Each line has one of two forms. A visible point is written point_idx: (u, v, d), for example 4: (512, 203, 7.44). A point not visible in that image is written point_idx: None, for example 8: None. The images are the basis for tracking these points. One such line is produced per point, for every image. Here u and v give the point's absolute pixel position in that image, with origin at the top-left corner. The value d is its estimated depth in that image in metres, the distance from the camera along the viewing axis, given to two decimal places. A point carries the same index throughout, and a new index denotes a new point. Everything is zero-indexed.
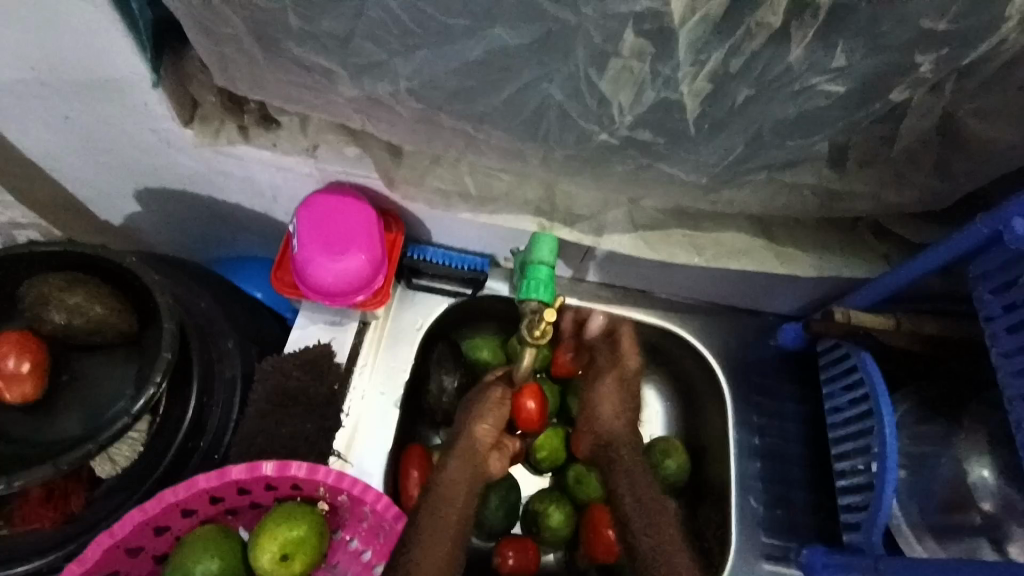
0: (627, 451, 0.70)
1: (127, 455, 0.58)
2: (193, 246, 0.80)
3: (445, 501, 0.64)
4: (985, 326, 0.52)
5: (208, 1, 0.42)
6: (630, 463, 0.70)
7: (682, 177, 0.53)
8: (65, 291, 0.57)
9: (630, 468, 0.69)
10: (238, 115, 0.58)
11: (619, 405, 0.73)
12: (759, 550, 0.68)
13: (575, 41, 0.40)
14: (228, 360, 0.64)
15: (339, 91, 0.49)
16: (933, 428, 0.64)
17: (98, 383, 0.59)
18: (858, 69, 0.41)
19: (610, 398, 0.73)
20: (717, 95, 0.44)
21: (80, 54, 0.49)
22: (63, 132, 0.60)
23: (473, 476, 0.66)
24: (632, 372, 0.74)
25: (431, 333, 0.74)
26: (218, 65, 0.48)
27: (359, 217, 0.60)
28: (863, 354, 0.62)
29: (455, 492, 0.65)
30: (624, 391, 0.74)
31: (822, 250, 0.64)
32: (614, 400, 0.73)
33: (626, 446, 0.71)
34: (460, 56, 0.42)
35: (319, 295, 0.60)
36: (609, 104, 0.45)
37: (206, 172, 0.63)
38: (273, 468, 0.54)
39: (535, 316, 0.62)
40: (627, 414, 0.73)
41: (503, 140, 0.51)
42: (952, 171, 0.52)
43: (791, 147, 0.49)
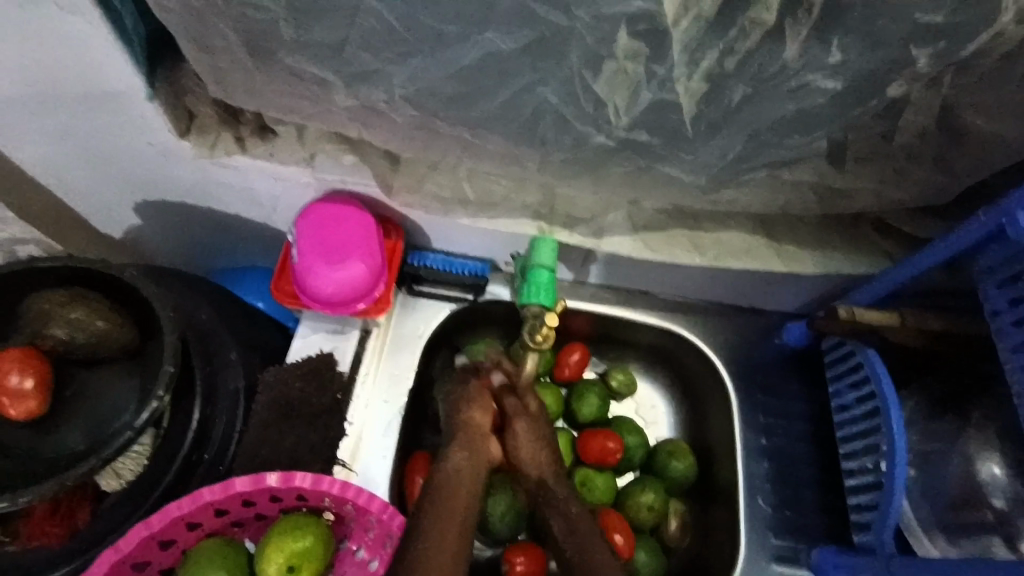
0: (552, 485, 0.64)
1: (132, 468, 0.60)
2: (193, 258, 0.80)
3: (450, 506, 0.56)
4: (992, 322, 0.51)
5: (202, 14, 0.42)
6: (563, 501, 0.63)
7: (680, 179, 0.53)
8: (66, 306, 0.58)
9: (559, 508, 0.62)
10: (236, 126, 0.58)
11: (535, 442, 0.65)
12: (769, 552, 0.68)
13: (569, 44, 0.40)
14: (230, 371, 0.64)
15: (335, 100, 0.49)
16: (942, 425, 0.63)
17: (99, 397, 0.59)
18: (855, 65, 0.41)
19: (524, 438, 0.65)
20: (714, 95, 0.43)
21: (75, 70, 0.50)
22: (62, 148, 0.60)
23: (477, 462, 0.61)
24: (538, 411, 0.67)
25: (433, 340, 0.74)
26: (213, 77, 0.48)
27: (358, 226, 0.60)
28: (869, 351, 0.61)
29: (460, 480, 0.59)
30: (541, 427, 0.66)
31: (824, 248, 0.63)
32: (530, 439, 0.65)
33: (551, 486, 0.64)
34: (455, 63, 0.42)
35: (320, 304, 0.60)
36: (605, 106, 0.45)
37: (204, 183, 0.63)
38: (277, 479, 0.54)
39: (537, 320, 0.62)
40: (546, 452, 0.65)
41: (499, 146, 0.51)
42: (955, 166, 0.51)
43: (790, 145, 0.48)
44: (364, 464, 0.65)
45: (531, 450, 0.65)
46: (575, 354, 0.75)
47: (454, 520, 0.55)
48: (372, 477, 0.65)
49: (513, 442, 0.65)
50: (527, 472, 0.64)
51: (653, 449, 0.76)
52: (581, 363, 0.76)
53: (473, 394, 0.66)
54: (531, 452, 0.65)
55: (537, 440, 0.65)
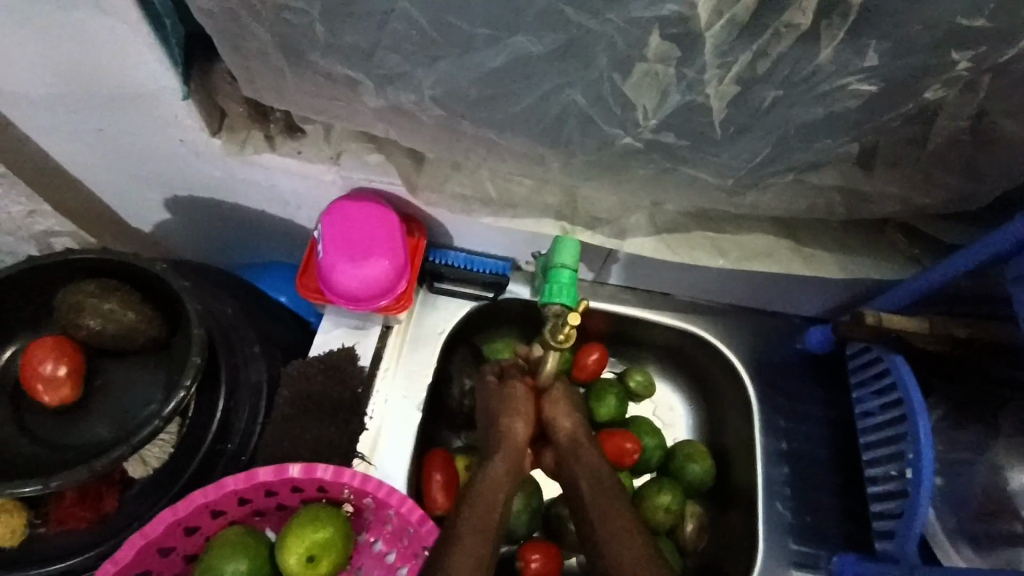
0: (587, 446, 0.66)
1: (157, 455, 0.62)
2: (217, 252, 0.81)
3: (485, 510, 0.59)
4: (1022, 329, 0.49)
5: (237, 16, 0.43)
6: (596, 462, 0.64)
7: (704, 181, 0.52)
8: (100, 298, 0.59)
9: (592, 467, 0.64)
10: (264, 125, 0.59)
11: (569, 406, 0.69)
12: (788, 558, 0.67)
13: (599, 47, 0.40)
14: (254, 365, 0.65)
15: (363, 101, 0.49)
16: (969, 436, 0.62)
17: (128, 388, 0.61)
18: (890, 70, 0.40)
19: (560, 404, 0.69)
20: (743, 98, 0.43)
21: (112, 69, 0.51)
22: (98, 144, 0.62)
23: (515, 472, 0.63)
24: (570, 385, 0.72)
25: (452, 337, 0.74)
26: (247, 77, 0.49)
27: (382, 223, 0.61)
28: (896, 357, 0.61)
29: (496, 489, 0.61)
30: (574, 397, 0.70)
31: (851, 252, 0.62)
32: (565, 406, 0.69)
33: (584, 446, 0.66)
34: (483, 65, 0.43)
35: (344, 300, 0.61)
36: (632, 109, 0.44)
37: (232, 180, 0.65)
38: (300, 470, 0.55)
39: (558, 320, 0.61)
40: (579, 417, 0.69)
41: (525, 146, 0.51)
42: (988, 172, 0.50)
43: (819, 149, 0.48)
44: (382, 458, 0.66)
45: (565, 414, 0.68)
46: (593, 354, 0.75)
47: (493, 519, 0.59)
48: (390, 471, 0.66)
49: (549, 406, 0.69)
50: (562, 433, 0.67)
51: (670, 451, 0.76)
52: (599, 364, 0.75)
53: (514, 401, 0.67)
54: (565, 414, 0.68)
55: (573, 408, 0.69)
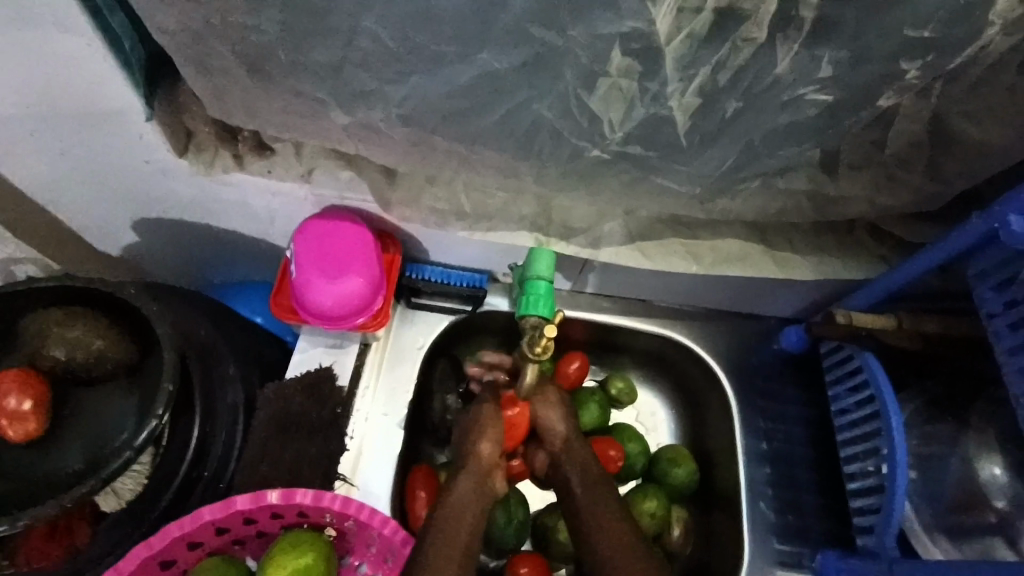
0: (577, 447, 0.66)
1: (131, 488, 0.59)
2: (189, 273, 0.80)
3: (456, 524, 0.59)
4: (988, 323, 0.52)
5: (200, 36, 0.43)
6: (585, 459, 0.65)
7: (675, 188, 0.53)
8: (65, 324, 0.58)
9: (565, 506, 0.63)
10: (233, 143, 0.58)
11: (562, 408, 0.68)
12: (772, 557, 0.68)
13: (564, 63, 0.41)
14: (230, 388, 0.63)
15: (332, 119, 0.49)
16: (941, 428, 0.63)
17: (98, 418, 0.59)
18: (846, 79, 0.41)
19: (552, 407, 0.68)
20: (707, 108, 0.44)
21: (72, 91, 0.50)
22: (60, 167, 0.60)
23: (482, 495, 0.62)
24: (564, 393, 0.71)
25: (432, 351, 0.74)
26: (213, 98, 0.49)
27: (356, 240, 0.60)
28: (866, 354, 0.62)
29: (466, 511, 0.60)
30: (565, 399, 0.70)
31: (819, 253, 0.64)
32: (556, 406, 0.68)
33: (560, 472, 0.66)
34: (451, 81, 0.43)
35: (320, 319, 0.60)
36: (600, 121, 0.45)
37: (202, 200, 0.64)
38: (278, 497, 0.54)
39: (535, 332, 0.60)
40: (570, 418, 0.68)
41: (497, 160, 0.51)
42: (945, 174, 0.52)
43: (784, 156, 0.49)
44: (364, 478, 0.65)
45: (556, 415, 0.68)
46: (575, 362, 0.76)
47: (461, 535, 0.58)
48: (373, 490, 0.65)
49: (541, 409, 0.68)
50: (553, 435, 0.67)
51: (654, 457, 0.76)
52: (581, 372, 0.76)
53: (491, 417, 0.66)
54: (556, 417, 0.68)
55: (564, 410, 0.68)
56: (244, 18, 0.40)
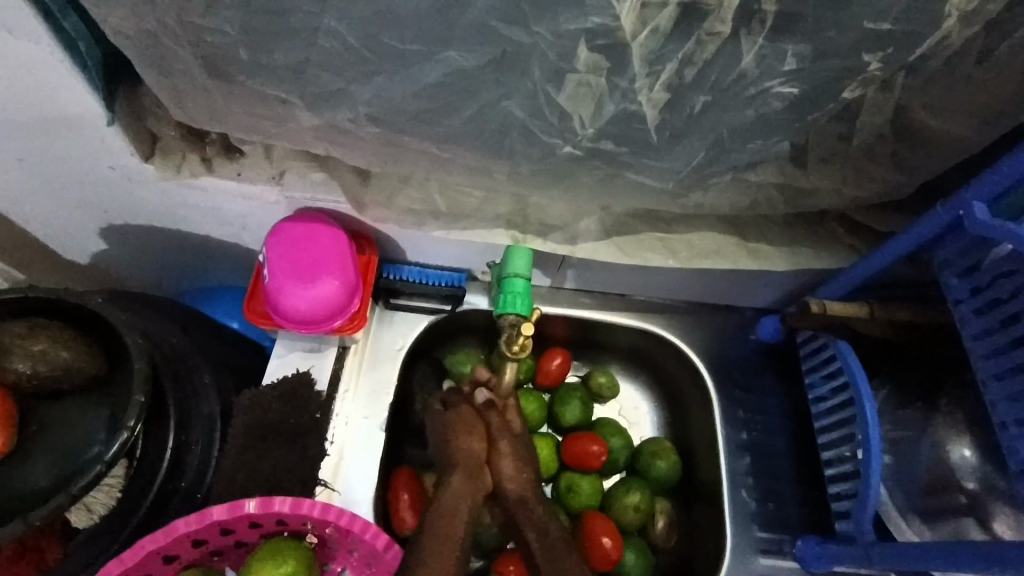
0: (533, 504, 0.63)
1: (103, 502, 0.58)
2: (161, 280, 0.78)
3: (446, 521, 0.59)
4: (954, 309, 0.53)
5: (158, 39, 0.42)
6: (542, 518, 0.62)
7: (648, 184, 0.53)
8: (27, 338, 0.55)
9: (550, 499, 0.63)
10: (200, 147, 0.57)
11: (516, 457, 0.64)
12: (754, 545, 0.68)
13: (532, 61, 0.40)
14: (205, 397, 0.62)
15: (299, 120, 0.48)
16: (913, 413, 0.64)
17: (67, 432, 0.57)
18: (810, 73, 0.42)
19: (506, 457, 0.64)
20: (676, 104, 0.44)
21: (27, 97, 0.48)
22: (18, 174, 0.59)
23: (473, 492, 0.61)
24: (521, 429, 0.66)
25: (413, 352, 0.73)
26: (175, 101, 0.48)
27: (331, 243, 0.59)
28: (840, 343, 0.63)
29: (457, 507, 0.60)
30: (520, 446, 0.65)
31: (792, 245, 0.65)
32: (510, 457, 0.64)
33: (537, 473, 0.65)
34: (418, 81, 0.42)
35: (295, 324, 0.59)
36: (570, 118, 0.45)
37: (170, 205, 0.62)
38: (256, 506, 0.53)
39: (513, 330, 0.61)
40: (525, 466, 0.65)
41: (468, 159, 0.51)
42: (909, 163, 0.53)
43: (753, 149, 0.49)
44: (345, 482, 0.65)
45: (511, 466, 0.64)
46: (557, 359, 0.76)
47: (445, 565, 0.56)
48: (354, 495, 0.64)
49: (495, 458, 0.64)
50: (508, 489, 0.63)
51: (636, 450, 0.76)
52: (562, 368, 0.76)
53: (465, 420, 0.65)
54: (512, 467, 0.64)
55: (519, 459, 0.64)
56: (203, 19, 0.39)
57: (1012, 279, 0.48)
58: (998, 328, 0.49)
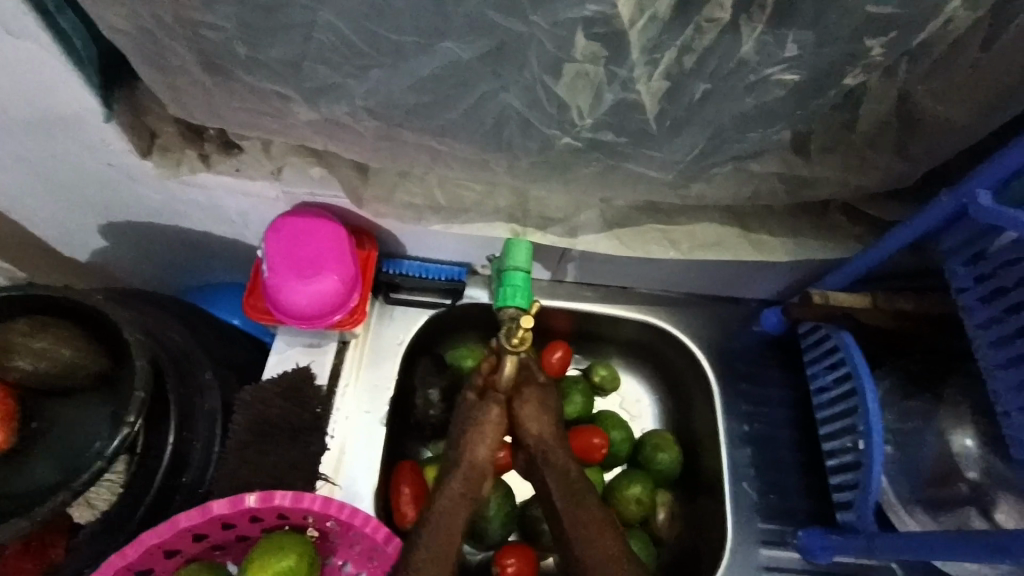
0: (555, 448, 0.64)
1: (105, 497, 0.59)
2: (161, 276, 0.78)
3: (451, 512, 0.59)
4: (958, 299, 0.53)
5: (151, 33, 0.41)
6: (563, 461, 0.63)
7: (648, 176, 0.53)
8: (31, 335, 0.57)
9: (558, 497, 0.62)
10: (198, 144, 0.57)
11: (541, 406, 0.64)
12: (756, 537, 0.68)
13: (529, 51, 0.40)
14: (209, 394, 0.62)
15: (295, 114, 0.48)
16: (916, 403, 0.64)
17: (69, 430, 0.57)
18: (811, 60, 0.41)
19: (531, 403, 0.64)
20: (676, 93, 0.44)
21: (23, 93, 0.48)
22: (17, 173, 0.58)
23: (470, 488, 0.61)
24: (546, 381, 0.67)
25: (413, 347, 0.73)
26: (170, 95, 0.47)
27: (329, 237, 0.59)
28: (843, 334, 0.63)
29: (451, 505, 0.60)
30: (547, 396, 0.66)
31: (795, 235, 0.64)
32: (535, 406, 0.64)
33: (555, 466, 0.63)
34: (414, 73, 0.42)
35: (294, 319, 0.59)
36: (569, 109, 0.45)
37: (169, 202, 0.62)
38: (257, 499, 0.53)
39: (513, 324, 0.59)
40: (548, 417, 0.65)
41: (466, 151, 0.50)
42: (912, 151, 0.52)
43: (754, 139, 0.49)
44: (348, 477, 0.65)
45: (535, 414, 0.64)
46: (558, 352, 0.75)
47: (455, 521, 0.59)
48: (357, 489, 0.64)
49: (519, 404, 0.64)
50: (529, 433, 0.64)
51: (637, 443, 0.76)
52: (563, 361, 0.75)
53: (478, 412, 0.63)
54: (534, 415, 0.64)
55: (544, 407, 0.65)
56: (196, 12, 0.39)
57: (1015, 268, 0.48)
58: (1003, 316, 0.49)
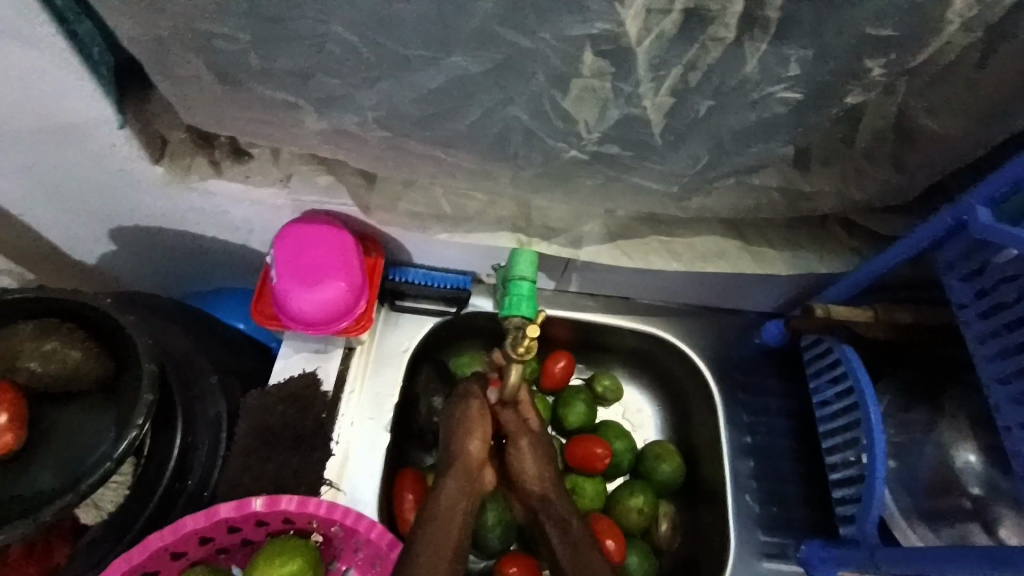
0: (554, 498, 0.64)
1: (112, 499, 0.57)
2: (168, 281, 0.79)
3: (446, 521, 0.59)
4: (958, 314, 0.53)
5: (169, 45, 0.42)
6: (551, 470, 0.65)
7: (652, 188, 0.54)
8: (38, 339, 0.58)
9: (562, 519, 0.63)
10: (208, 150, 0.58)
11: (539, 459, 0.65)
12: (758, 549, 0.68)
13: (536, 65, 0.41)
14: (211, 399, 0.62)
15: (306, 124, 0.49)
16: (917, 416, 0.64)
17: (75, 433, 0.57)
18: (811, 77, 0.42)
19: (528, 456, 0.65)
20: (679, 109, 0.44)
21: (40, 101, 0.49)
22: (30, 178, 0.59)
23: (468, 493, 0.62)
24: (541, 429, 0.68)
25: (417, 355, 0.74)
26: (184, 105, 0.48)
27: (338, 246, 0.60)
28: (845, 347, 0.63)
29: (451, 510, 0.60)
30: (543, 446, 0.66)
31: (796, 248, 0.65)
32: (532, 456, 0.65)
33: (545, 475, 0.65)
34: (424, 85, 0.43)
35: (302, 325, 0.60)
36: (574, 122, 0.45)
37: (178, 208, 0.63)
38: (263, 504, 0.54)
39: (518, 333, 0.60)
40: (547, 465, 0.65)
41: (473, 162, 0.51)
42: (911, 167, 0.53)
43: (755, 153, 0.49)
44: (351, 483, 0.65)
45: (533, 466, 0.65)
46: (561, 361, 0.76)
47: (449, 546, 0.58)
48: (360, 496, 0.65)
49: (516, 458, 0.65)
50: (529, 483, 0.65)
51: (640, 453, 0.76)
52: (566, 371, 0.76)
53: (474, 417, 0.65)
54: (533, 465, 0.65)
55: (541, 459, 0.65)
56: (213, 26, 0.40)
57: (1013, 284, 0.48)
58: (1002, 331, 0.49)
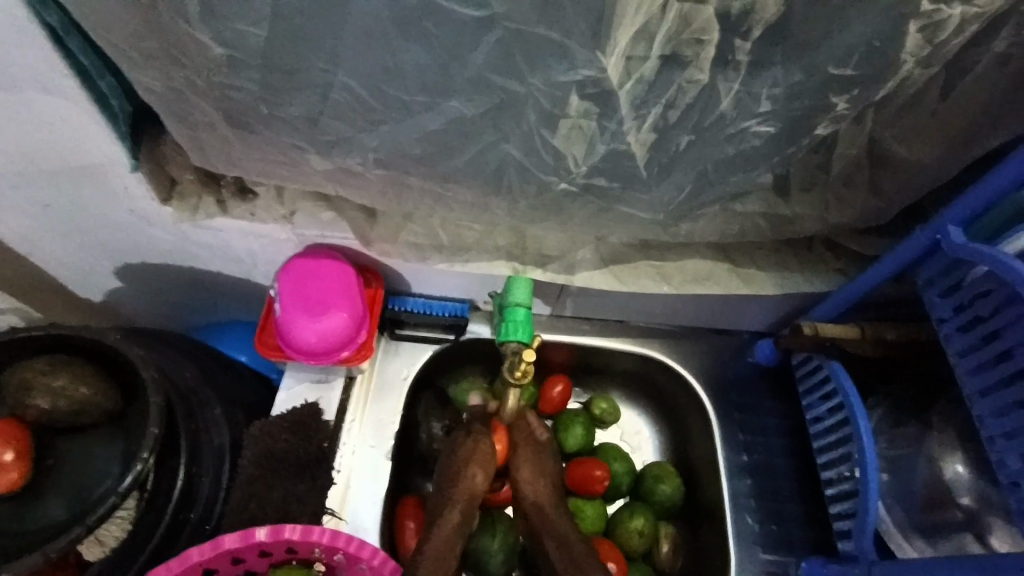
0: (553, 515, 0.65)
1: (116, 535, 0.58)
2: (174, 315, 0.81)
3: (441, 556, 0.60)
4: (939, 328, 0.56)
5: (182, 93, 0.45)
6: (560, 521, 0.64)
7: (640, 216, 0.56)
8: (48, 374, 0.57)
9: (562, 539, 0.63)
10: (216, 190, 0.60)
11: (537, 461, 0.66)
12: (760, 568, 0.69)
13: (527, 107, 0.44)
14: (216, 429, 0.64)
15: (310, 164, 0.51)
16: (906, 430, 0.66)
17: (80, 467, 0.59)
18: (783, 113, 0.45)
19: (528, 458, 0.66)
20: (662, 142, 0.47)
21: (57, 144, 0.52)
22: (42, 218, 0.62)
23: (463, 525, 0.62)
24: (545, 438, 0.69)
25: (417, 383, 0.75)
26: (194, 147, 0.51)
27: (339, 278, 0.62)
28: (833, 363, 0.65)
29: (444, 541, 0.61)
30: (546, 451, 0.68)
31: (781, 269, 0.67)
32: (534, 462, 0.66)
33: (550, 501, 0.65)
34: (421, 127, 0.46)
35: (304, 355, 0.61)
36: (564, 157, 0.48)
37: (183, 244, 0.65)
38: (267, 533, 0.54)
39: (516, 357, 0.62)
40: (549, 469, 0.67)
41: (468, 196, 0.54)
42: (884, 191, 0.56)
43: (736, 183, 0.52)
44: (353, 512, 0.66)
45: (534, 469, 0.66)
46: (558, 386, 0.77)
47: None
48: (362, 524, 0.66)
49: (519, 459, 0.66)
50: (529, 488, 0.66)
51: (639, 474, 0.77)
52: (563, 396, 0.78)
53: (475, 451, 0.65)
54: (532, 471, 0.66)
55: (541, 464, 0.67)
56: (226, 77, 0.43)
57: (987, 298, 0.50)
58: (980, 343, 0.51)
